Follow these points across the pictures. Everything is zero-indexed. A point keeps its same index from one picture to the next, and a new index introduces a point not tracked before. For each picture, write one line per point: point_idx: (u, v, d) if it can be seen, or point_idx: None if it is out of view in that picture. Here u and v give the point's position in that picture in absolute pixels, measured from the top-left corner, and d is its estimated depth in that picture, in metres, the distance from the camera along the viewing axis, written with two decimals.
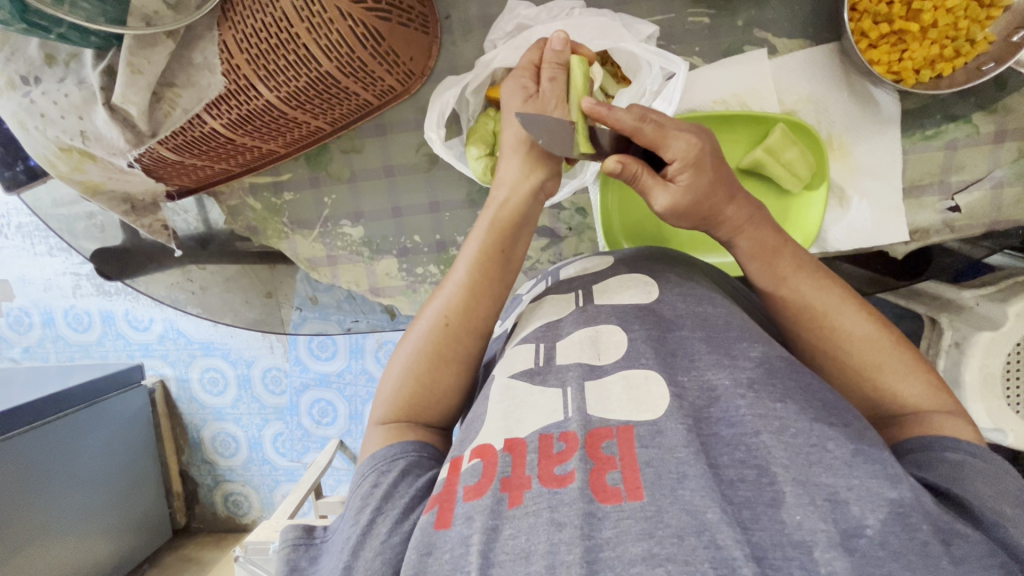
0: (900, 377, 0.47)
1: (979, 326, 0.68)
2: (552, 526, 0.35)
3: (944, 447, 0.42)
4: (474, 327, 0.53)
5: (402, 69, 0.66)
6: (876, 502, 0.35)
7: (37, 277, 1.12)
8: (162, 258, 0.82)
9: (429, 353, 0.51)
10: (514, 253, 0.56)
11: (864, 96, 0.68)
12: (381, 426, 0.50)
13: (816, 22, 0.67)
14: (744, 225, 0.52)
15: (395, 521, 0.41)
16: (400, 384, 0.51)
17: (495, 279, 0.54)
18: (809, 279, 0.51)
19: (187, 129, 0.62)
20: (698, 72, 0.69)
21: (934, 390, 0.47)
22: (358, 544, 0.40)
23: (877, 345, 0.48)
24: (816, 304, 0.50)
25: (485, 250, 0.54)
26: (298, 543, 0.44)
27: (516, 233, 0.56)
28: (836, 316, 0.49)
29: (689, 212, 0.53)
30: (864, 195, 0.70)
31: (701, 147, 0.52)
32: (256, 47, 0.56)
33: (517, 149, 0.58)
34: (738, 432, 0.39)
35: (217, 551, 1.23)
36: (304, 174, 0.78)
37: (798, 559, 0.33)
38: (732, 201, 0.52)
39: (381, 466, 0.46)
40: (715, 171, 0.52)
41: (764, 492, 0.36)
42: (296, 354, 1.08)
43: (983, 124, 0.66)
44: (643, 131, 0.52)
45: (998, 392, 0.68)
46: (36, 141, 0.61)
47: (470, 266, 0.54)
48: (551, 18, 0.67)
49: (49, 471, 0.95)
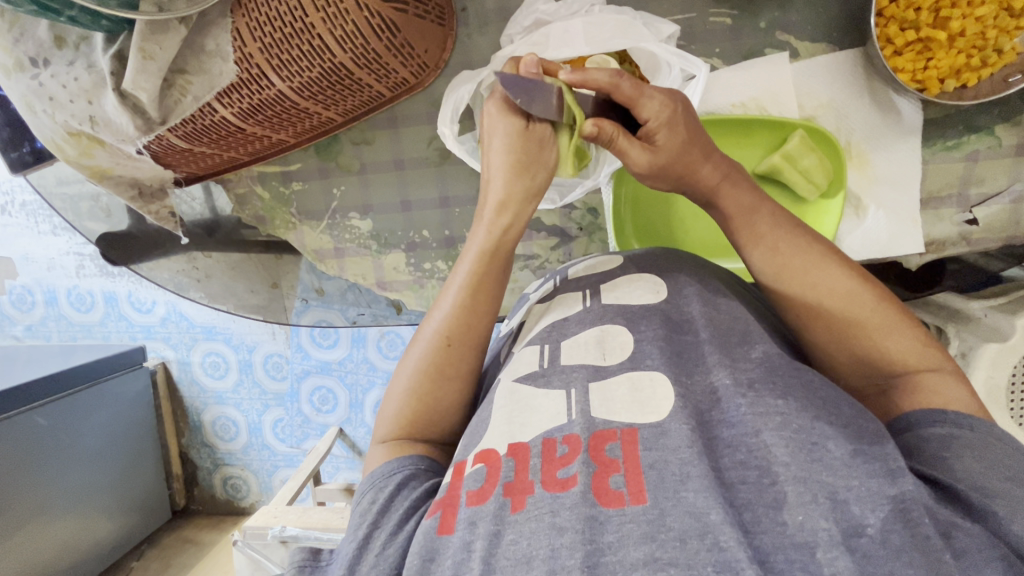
0: (887, 334, 0.46)
1: (986, 337, 0.66)
2: (554, 530, 0.35)
3: (929, 422, 0.42)
4: (473, 342, 0.52)
5: (417, 61, 0.65)
6: (878, 501, 0.34)
7: (40, 256, 1.12)
8: (168, 244, 0.82)
9: (429, 370, 0.51)
10: (509, 270, 0.55)
11: (886, 104, 0.67)
12: (383, 444, 0.50)
13: (840, 26, 0.66)
14: (720, 183, 0.53)
15: (391, 534, 0.41)
16: (402, 404, 0.51)
17: (493, 295, 0.53)
18: (788, 234, 0.50)
19: (198, 116, 0.61)
20: (718, 75, 0.68)
21: (923, 345, 0.46)
22: (355, 559, 0.40)
23: (860, 300, 0.47)
24: (794, 263, 0.49)
25: (480, 270, 0.53)
26: (303, 564, 0.43)
27: (511, 255, 0.55)
28: (816, 273, 0.48)
29: (664, 173, 0.54)
30: (881, 205, 0.69)
31: (674, 107, 0.52)
32: (270, 36, 0.54)
33: (516, 175, 0.54)
34: (738, 433, 0.39)
35: (215, 534, 1.23)
36: (314, 164, 0.77)
37: (800, 561, 0.32)
38: (708, 159, 0.53)
39: (379, 482, 0.46)
40: (688, 130, 0.52)
41: (765, 494, 0.36)
42: (297, 342, 1.07)
43: (1006, 137, 0.65)
44: (620, 86, 0.51)
45: (1002, 403, 0.66)
46: (45, 123, 0.60)
47: (464, 287, 0.53)
48: (571, 14, 0.64)
49: (50, 451, 0.95)
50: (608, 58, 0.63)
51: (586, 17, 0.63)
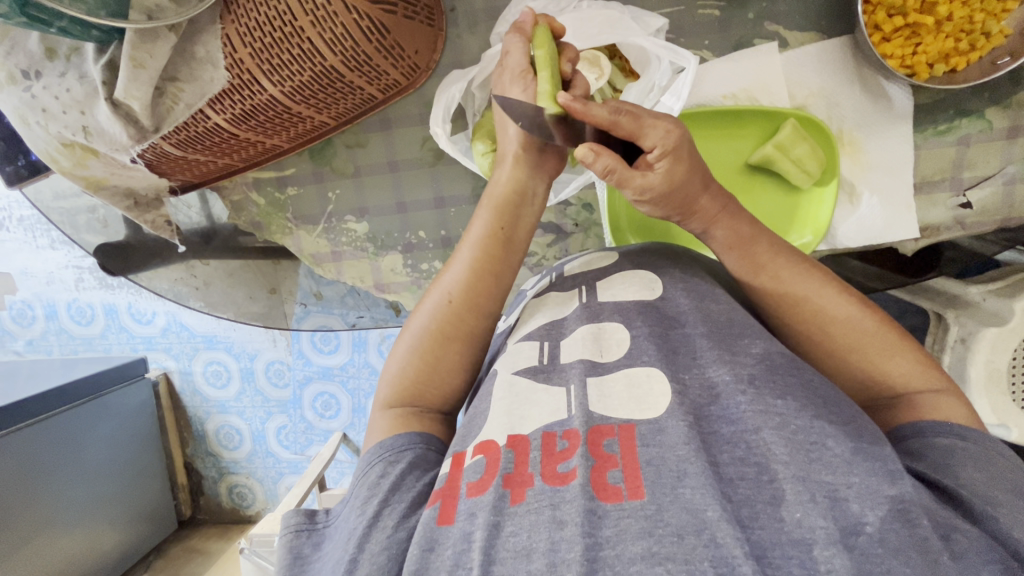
0: (887, 357, 0.46)
1: (986, 321, 0.67)
2: (554, 523, 0.35)
3: (936, 432, 0.42)
4: (478, 306, 0.52)
5: (408, 62, 0.65)
6: (877, 500, 0.34)
7: (39, 270, 1.12)
8: (166, 253, 0.82)
9: (432, 332, 0.51)
10: (517, 232, 0.55)
11: (876, 90, 0.67)
12: (388, 413, 0.50)
13: (828, 14, 0.66)
14: (718, 217, 0.50)
15: (402, 515, 0.41)
16: (406, 362, 0.51)
17: (500, 258, 0.53)
18: (788, 264, 0.49)
19: (191, 123, 0.61)
20: (708, 67, 0.68)
21: (924, 367, 0.46)
22: (363, 537, 0.40)
23: (861, 326, 0.47)
24: (795, 290, 0.48)
25: (490, 232, 0.53)
26: (301, 529, 0.44)
27: (517, 211, 0.55)
28: (817, 300, 0.48)
29: (665, 201, 0.48)
30: (874, 191, 0.69)
31: (680, 133, 0.47)
32: (261, 41, 0.55)
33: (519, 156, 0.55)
34: (738, 430, 0.39)
35: (221, 543, 1.23)
36: (308, 169, 0.77)
37: (797, 558, 0.32)
38: (707, 191, 0.49)
39: (390, 456, 0.45)
40: (692, 158, 0.47)
41: (764, 490, 0.36)
42: (299, 347, 1.07)
43: (997, 119, 0.65)
44: (621, 123, 0.45)
45: (1004, 387, 0.67)
46: (38, 136, 0.60)
47: (476, 246, 0.53)
48: (559, 11, 0.65)
49: (54, 464, 0.95)
50: (597, 53, 0.64)
51: (573, 14, 0.64)
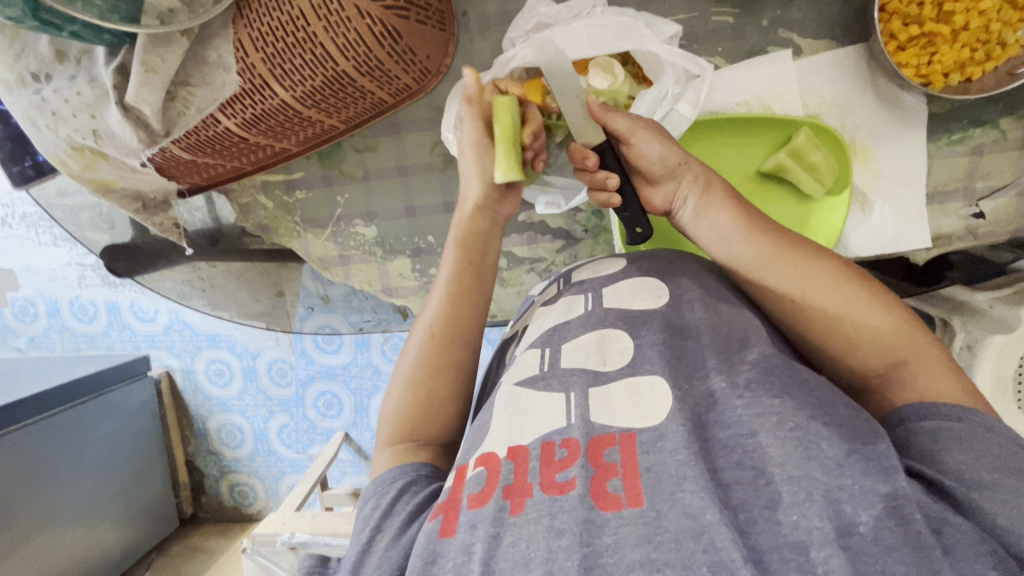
0: (872, 315, 0.46)
1: (992, 329, 0.70)
2: (552, 532, 0.35)
3: (918, 414, 0.42)
4: (462, 338, 0.54)
5: (419, 67, 0.64)
6: (870, 500, 0.34)
7: (41, 267, 1.11)
8: (173, 255, 0.81)
9: (422, 365, 0.52)
10: (485, 265, 0.58)
11: (891, 98, 0.67)
12: (389, 449, 0.49)
13: (843, 23, 0.66)
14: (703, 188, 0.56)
15: (394, 536, 0.41)
16: (401, 399, 0.51)
17: (475, 290, 0.56)
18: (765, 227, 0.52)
19: (201, 128, 0.61)
20: (722, 74, 0.68)
21: (908, 322, 0.46)
22: (358, 563, 0.40)
23: (837, 281, 0.48)
24: (773, 250, 0.51)
25: (461, 264, 0.56)
26: (313, 572, 0.43)
27: (483, 246, 0.58)
28: (791, 258, 0.50)
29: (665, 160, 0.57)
30: (886, 201, 0.69)
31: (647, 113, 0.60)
32: (272, 46, 0.54)
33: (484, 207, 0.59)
34: (733, 434, 0.39)
35: (222, 541, 1.23)
36: (317, 172, 0.77)
37: (795, 561, 0.32)
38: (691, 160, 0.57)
39: (381, 489, 0.46)
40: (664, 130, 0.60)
41: (761, 494, 0.35)
42: (301, 347, 1.07)
43: (1011, 130, 0.65)
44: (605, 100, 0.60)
45: (1009, 393, 0.71)
46: (47, 139, 0.60)
47: (450, 276, 0.56)
48: (572, 17, 0.64)
49: (57, 462, 0.95)
50: (611, 60, 0.63)
51: (587, 20, 0.63)
